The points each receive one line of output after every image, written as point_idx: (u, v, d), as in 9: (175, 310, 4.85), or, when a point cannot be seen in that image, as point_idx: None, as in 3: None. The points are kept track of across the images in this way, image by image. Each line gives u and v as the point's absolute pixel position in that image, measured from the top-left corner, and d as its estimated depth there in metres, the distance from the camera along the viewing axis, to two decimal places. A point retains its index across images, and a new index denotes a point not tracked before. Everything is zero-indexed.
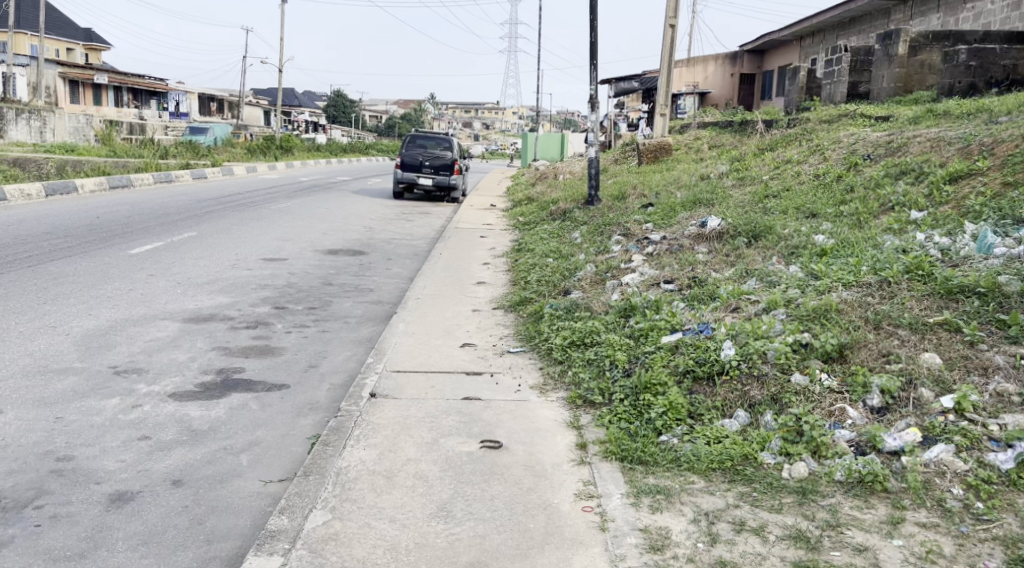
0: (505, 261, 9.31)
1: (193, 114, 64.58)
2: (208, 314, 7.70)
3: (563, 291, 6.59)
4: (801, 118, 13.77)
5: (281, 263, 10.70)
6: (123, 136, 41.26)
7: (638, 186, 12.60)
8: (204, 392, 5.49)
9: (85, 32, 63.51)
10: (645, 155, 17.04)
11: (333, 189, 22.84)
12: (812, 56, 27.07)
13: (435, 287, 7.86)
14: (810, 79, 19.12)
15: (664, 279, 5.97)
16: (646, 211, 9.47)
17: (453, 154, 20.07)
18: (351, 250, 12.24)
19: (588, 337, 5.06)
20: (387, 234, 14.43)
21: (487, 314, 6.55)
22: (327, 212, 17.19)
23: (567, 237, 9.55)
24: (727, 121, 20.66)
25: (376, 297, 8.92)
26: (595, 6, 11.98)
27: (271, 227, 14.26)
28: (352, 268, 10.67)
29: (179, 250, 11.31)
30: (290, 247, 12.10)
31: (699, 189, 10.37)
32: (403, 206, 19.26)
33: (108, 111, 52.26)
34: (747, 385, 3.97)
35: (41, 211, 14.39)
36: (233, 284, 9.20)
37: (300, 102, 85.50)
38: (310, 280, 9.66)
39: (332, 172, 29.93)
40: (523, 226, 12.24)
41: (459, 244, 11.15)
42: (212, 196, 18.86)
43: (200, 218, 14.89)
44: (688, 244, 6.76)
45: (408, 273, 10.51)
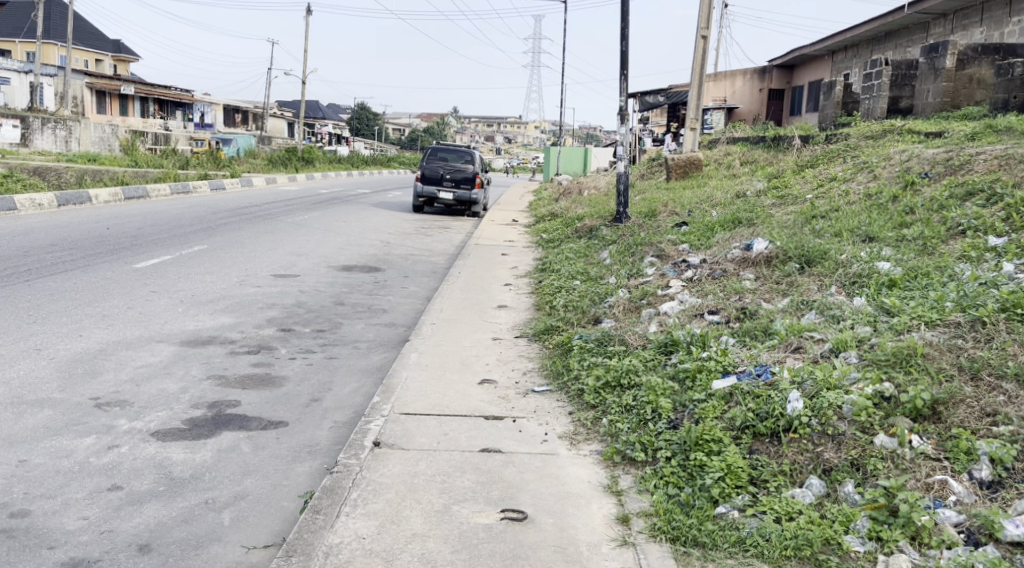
0: (528, 282, 8.70)
1: (218, 125, 64.76)
2: (207, 337, 7.14)
3: (594, 319, 5.97)
4: (841, 133, 13.12)
5: (291, 280, 10.15)
6: (147, 146, 41.23)
7: (669, 204, 11.98)
8: (190, 430, 4.91)
9: (114, 44, 64.06)
10: (674, 170, 16.42)
11: (353, 202, 22.37)
12: (844, 71, 26.36)
13: (452, 310, 7.26)
14: (847, 94, 18.41)
15: (708, 310, 5.35)
16: (681, 231, 8.84)
17: (475, 167, 19.55)
18: (366, 266, 11.69)
19: (624, 378, 4.43)
20: (405, 250, 13.89)
21: (509, 343, 5.94)
22: (345, 225, 16.68)
23: (595, 256, 8.93)
24: (759, 136, 19.97)
25: (390, 319, 8.34)
26: (626, 14, 11.40)
27: (284, 240, 13.74)
28: (366, 286, 10.10)
29: (186, 264, 10.80)
30: (302, 262, 11.56)
31: (736, 208, 9.72)
32: (422, 220, 18.73)
33: (134, 121, 52.41)
34: (820, 446, 3.32)
35: (51, 221, 13.98)
36: (239, 303, 8.65)
37: (324, 115, 85.67)
38: (321, 299, 9.10)
39: (353, 185, 29.56)
40: (548, 243, 11.64)
41: (479, 261, 10.56)
42: (228, 208, 18.41)
43: (213, 230, 14.42)
44: (732, 269, 6.13)
45: (425, 292, 9.93)
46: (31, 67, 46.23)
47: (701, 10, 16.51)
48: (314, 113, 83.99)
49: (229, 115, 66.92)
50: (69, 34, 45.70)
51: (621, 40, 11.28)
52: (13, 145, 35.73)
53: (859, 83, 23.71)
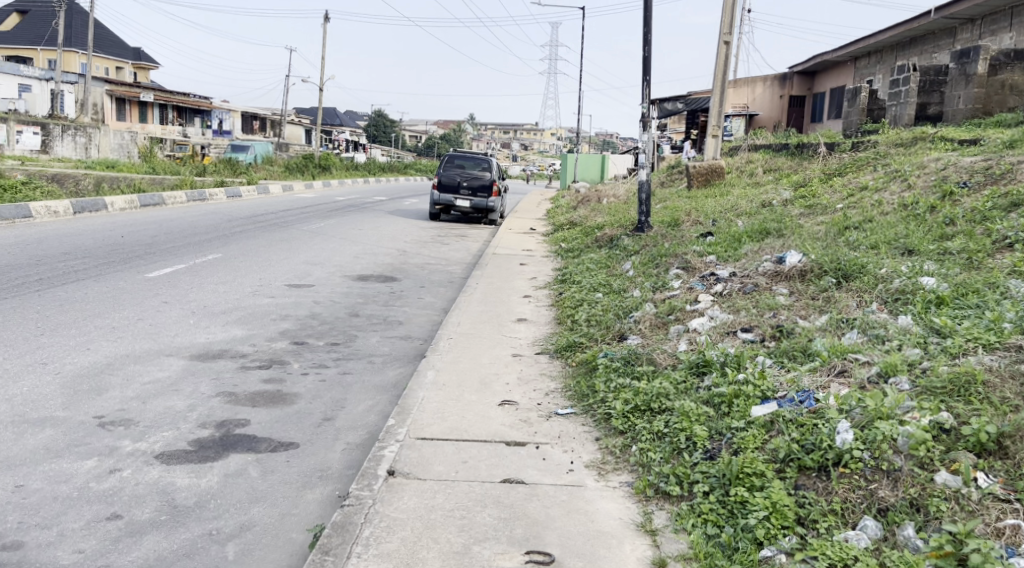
0: (548, 294, 8.45)
1: (236, 132, 64.99)
2: (218, 350, 6.93)
3: (619, 335, 5.71)
4: (869, 141, 12.81)
5: (305, 290, 9.95)
6: (166, 153, 41.34)
7: (692, 213, 11.70)
8: (197, 452, 4.68)
9: (135, 51, 64.50)
10: (696, 178, 16.15)
11: (369, 210, 22.20)
12: (867, 78, 25.99)
13: (471, 323, 7.03)
14: (872, 101, 18.07)
15: (740, 327, 5.10)
16: (707, 241, 8.57)
17: (492, 174, 19.32)
18: (382, 275, 11.47)
19: (654, 401, 4.17)
20: (422, 258, 13.66)
21: (530, 360, 5.68)
22: (361, 233, 16.49)
23: (617, 267, 8.66)
24: (781, 143, 19.64)
25: (406, 331, 8.10)
26: (649, 19, 11.16)
27: (299, 249, 13.54)
28: (382, 297, 9.87)
29: (199, 274, 10.61)
30: (317, 271, 11.35)
31: (763, 218, 9.44)
32: (439, 228, 18.51)
33: (153, 129, 52.63)
34: (874, 483, 3.04)
35: (65, 229, 13.85)
36: (252, 314, 8.45)
37: (342, 122, 85.89)
38: (336, 311, 8.88)
39: (370, 192, 29.41)
40: (567, 253, 11.39)
41: (497, 271, 10.32)
42: (243, 216, 18.27)
43: (228, 238, 14.25)
44: (764, 283, 5.86)
45: (442, 303, 9.71)
46: (52, 75, 46.49)
47: (723, 15, 16.24)
48: (332, 120, 84.15)
49: (248, 122, 67.20)
50: (89, 41, 45.94)
51: (643, 45, 11.02)
52: (33, 151, 35.87)
53: (883, 90, 23.35)
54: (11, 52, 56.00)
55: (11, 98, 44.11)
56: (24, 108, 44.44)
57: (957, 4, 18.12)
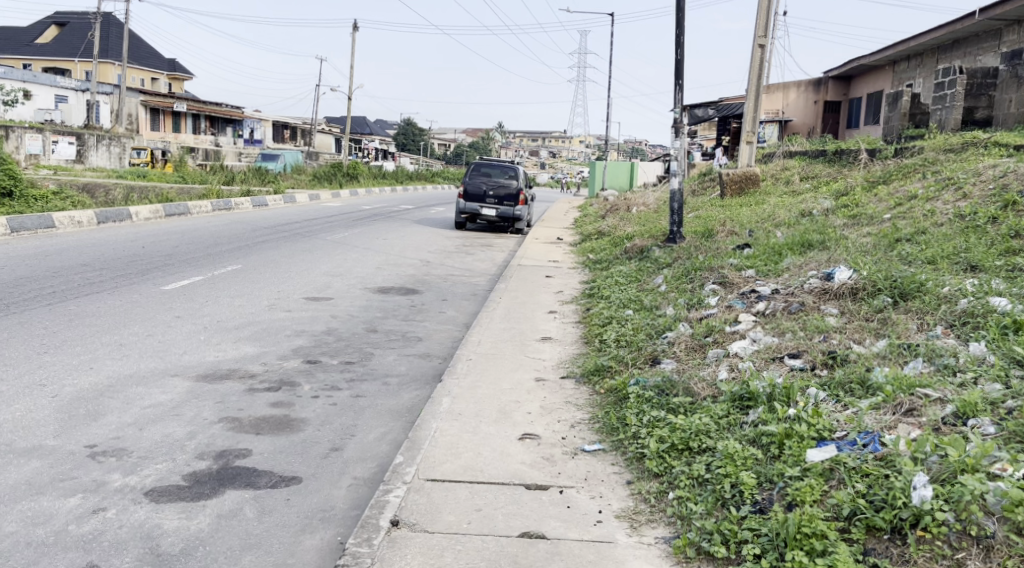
0: (575, 309, 8.01)
1: (267, 141, 65.39)
2: (227, 370, 6.53)
3: (652, 359, 5.28)
4: (914, 147, 12.27)
5: (324, 303, 9.58)
6: (197, 163, 41.53)
7: (726, 223, 11.22)
8: (191, 488, 4.29)
9: (169, 62, 65.20)
10: (729, 186, 15.63)
11: (395, 219, 21.90)
12: (907, 82, 25.30)
13: (493, 341, 6.62)
14: (914, 105, 17.46)
15: (786, 353, 4.66)
16: (744, 254, 8.10)
17: (519, 183, 18.92)
18: (403, 288, 11.08)
19: (694, 439, 3.73)
20: (445, 270, 13.28)
21: (555, 386, 5.25)
22: (385, 243, 16.16)
23: (648, 281, 8.20)
24: (818, 150, 19.06)
25: (425, 349, 7.69)
26: (681, 20, 10.72)
27: (321, 260, 13.20)
28: (402, 311, 9.47)
29: (218, 285, 10.24)
30: (337, 284, 10.98)
31: (804, 230, 8.95)
32: (465, 237, 18.13)
33: (186, 138, 53.02)
34: (961, 552, 2.58)
35: (86, 240, 13.46)
36: (266, 329, 8.06)
37: (371, 131, 86.22)
38: (353, 326, 8.49)
39: (397, 201, 29.10)
40: (596, 264, 10.94)
41: (522, 284, 9.90)
42: (268, 225, 18.00)
43: (250, 249, 13.94)
44: (812, 303, 5.40)
45: (465, 318, 9.30)
46: (87, 85, 46.93)
47: (759, 17, 15.75)
48: (361, 129, 84.39)
49: (278, 131, 67.61)
50: (124, 52, 46.31)
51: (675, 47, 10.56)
52: (69, 161, 36.16)
53: (925, 94, 22.67)
54: (49, 63, 56.76)
55: (48, 108, 44.58)
56: (60, 118, 44.89)
57: (1003, 4, 17.45)
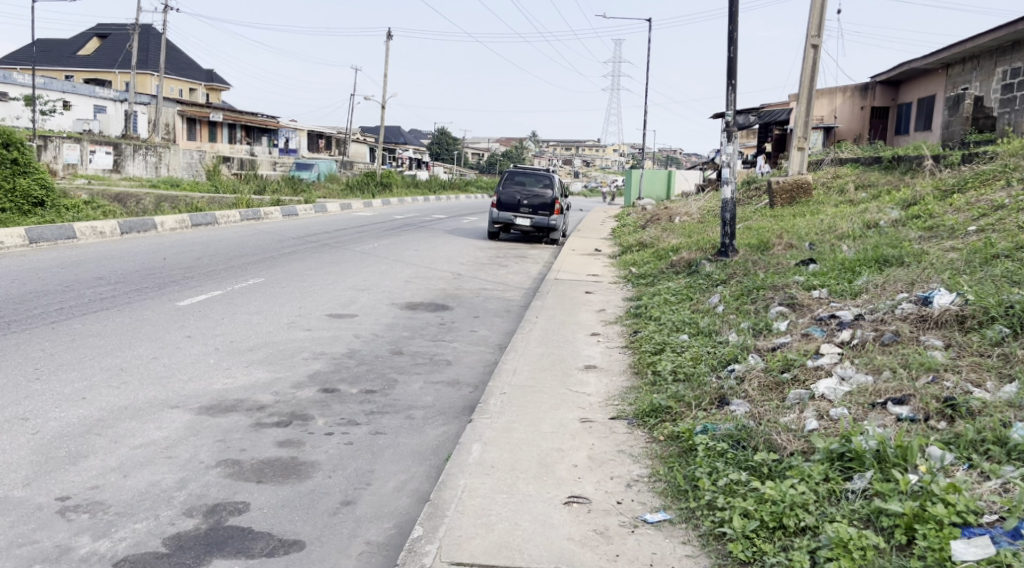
0: (621, 331, 7.26)
1: (303, 151, 65.53)
2: (234, 399, 5.82)
3: (720, 400, 4.52)
4: (988, 153, 11.52)
5: (347, 321, 8.87)
6: (233, 172, 41.42)
7: (783, 234, 10.45)
8: (170, 558, 3.59)
9: (207, 73, 65.57)
10: (779, 195, 14.77)
11: (426, 229, 21.26)
12: (961, 86, 24.31)
13: (531, 369, 5.87)
14: (978, 110, 16.85)
15: (888, 398, 3.90)
16: (812, 271, 7.34)
17: (554, 192, 18.16)
18: (433, 304, 10.36)
19: (789, 516, 3.00)
20: (477, 283, 12.55)
21: (604, 429, 4.50)
22: (416, 255, 15.48)
23: (703, 299, 7.42)
24: (871, 157, 18.19)
25: (455, 376, 6.94)
26: (734, 15, 9.93)
27: (348, 272, 12.52)
28: (431, 331, 8.73)
29: (237, 300, 9.56)
30: (363, 299, 10.27)
31: (875, 245, 8.14)
32: (498, 248, 17.40)
33: (221, 147, 53.09)
34: None
35: (107, 250, 12.69)
36: (282, 350, 7.34)
37: (405, 140, 86.24)
38: (377, 348, 7.76)
39: (429, 210, 28.43)
40: (640, 279, 10.18)
41: (561, 301, 9.15)
42: (297, 236, 17.36)
43: (276, 260, 13.29)
44: (910, 333, 4.62)
45: (499, 338, 8.58)
46: (125, 96, 47.06)
47: (812, 17, 14.93)
48: (394, 139, 84.41)
49: (313, 141, 67.82)
50: (162, 61, 46.40)
51: (728, 45, 9.75)
52: (105, 170, 36.14)
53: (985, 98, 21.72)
54: (89, 74, 57.19)
55: (87, 118, 44.73)
56: (99, 128, 45.01)
57: None
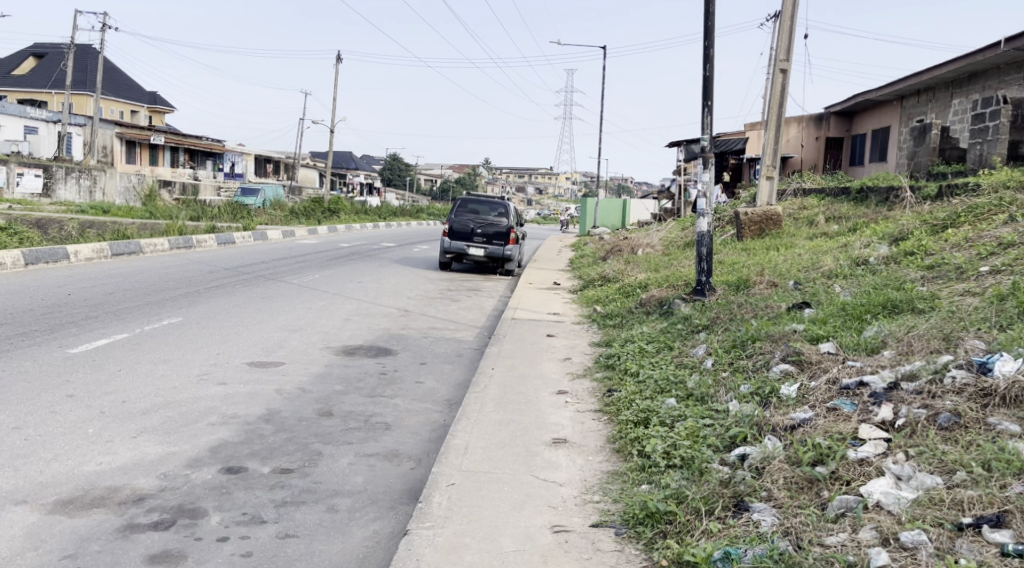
0: (592, 389, 6.17)
1: (249, 175, 63.76)
2: (106, 486, 4.56)
3: (738, 507, 3.43)
4: (972, 184, 10.87)
5: (271, 372, 7.61)
6: (172, 196, 39.61)
7: (763, 271, 9.54)
8: None
9: (150, 95, 63.50)
10: (748, 226, 13.94)
11: (373, 258, 19.99)
12: (917, 118, 24.13)
13: (488, 446, 4.72)
14: (945, 140, 16.39)
15: (978, 517, 2.87)
16: (810, 318, 6.37)
17: (510, 220, 17.10)
18: (374, 348, 9.12)
19: None
20: (426, 321, 11.37)
21: (585, 544, 3.39)
22: (360, 288, 14.25)
23: (686, 351, 6.39)
24: (836, 187, 17.59)
25: (393, 446, 5.74)
26: (709, 30, 9.06)
27: (281, 310, 11.23)
28: (370, 383, 7.52)
29: (143, 344, 8.20)
30: (293, 343, 8.99)
31: (874, 287, 7.23)
32: (450, 280, 16.23)
33: (163, 171, 51.11)
34: None
35: (6, 284, 11.19)
36: (184, 414, 6.06)
37: (356, 166, 84.90)
38: (303, 408, 6.52)
39: (377, 237, 27.15)
40: (607, 320, 9.14)
41: (520, 346, 8.04)
42: (228, 266, 15.95)
43: (200, 295, 11.89)
44: (977, 414, 3.60)
45: (450, 391, 7.43)
46: (59, 116, 44.87)
47: (780, 39, 14.24)
48: (344, 164, 82.93)
49: (260, 165, 66.13)
50: (98, 80, 44.34)
51: (704, 62, 8.84)
52: (34, 194, 33.95)
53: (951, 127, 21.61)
54: (22, 93, 54.65)
55: (17, 139, 42.45)
56: (30, 149, 42.77)
57: None
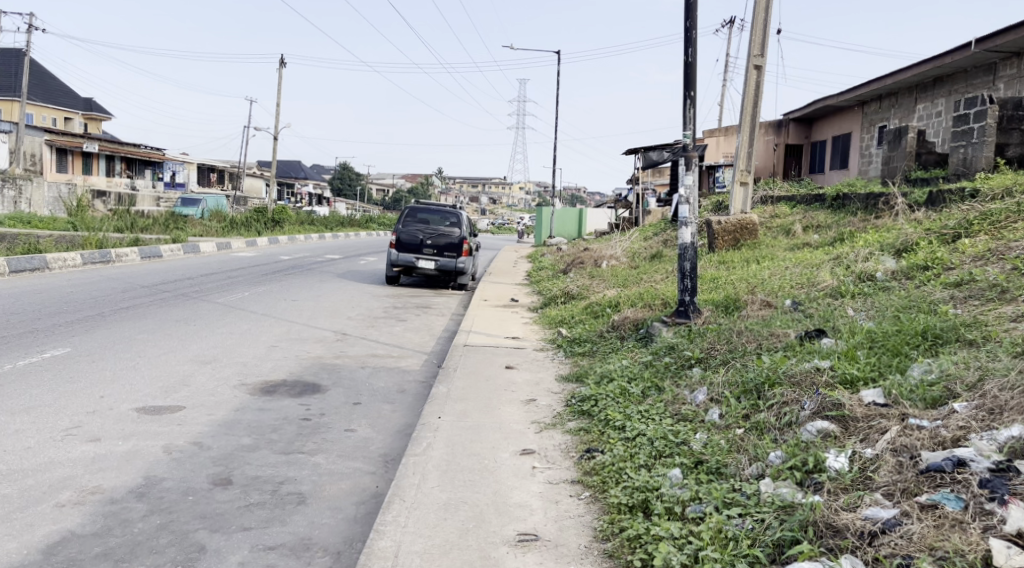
0: (565, 447, 4.82)
1: (192, 185, 61.45)
2: None
3: None
4: (973, 190, 9.87)
5: (163, 421, 6.12)
6: (104, 207, 37.34)
7: (753, 288, 8.35)
8: None
9: (86, 102, 60.77)
10: (721, 236, 12.78)
11: (314, 272, 18.46)
12: (880, 124, 23.40)
13: (427, 552, 3.38)
14: (921, 144, 15.46)
15: None
16: (833, 352, 5.12)
17: (462, 231, 15.72)
18: (300, 384, 7.67)
19: None
20: (367, 346, 9.96)
21: None
22: (297, 307, 12.77)
23: (681, 396, 5.07)
24: (809, 193, 16.62)
25: (305, 532, 4.34)
26: (689, 8, 7.86)
27: (196, 336, 9.69)
28: (288, 434, 6.07)
29: (7, 386, 6.64)
30: (200, 380, 7.50)
31: (896, 309, 6.05)
32: (397, 296, 14.80)
33: (98, 181, 48.62)
34: None
35: None
36: (26, 491, 4.58)
37: (306, 175, 82.80)
38: (193, 474, 5.07)
39: (322, 250, 25.50)
40: (576, 349, 7.83)
41: (473, 383, 6.65)
42: (146, 283, 14.25)
43: (102, 318, 10.27)
44: None
45: (388, 442, 6.04)
46: None
47: (754, 32, 13.16)
48: (293, 173, 80.87)
49: (205, 175, 63.83)
50: (25, 86, 41.85)
51: (685, 46, 7.62)
52: None
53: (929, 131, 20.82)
54: None
55: None
56: None
57: (1003, 34, 16.80)
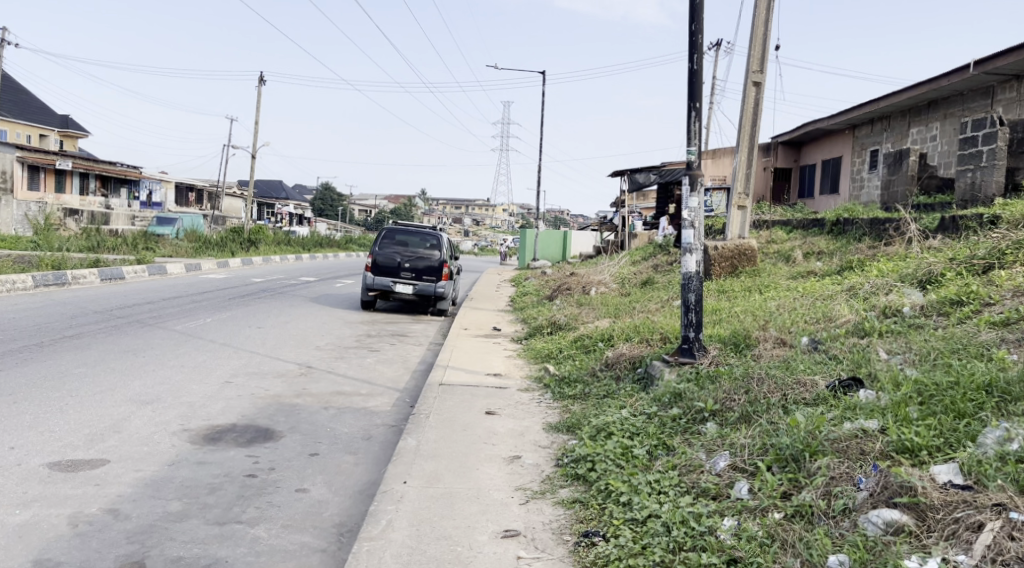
0: (558, 527, 3.91)
1: (169, 205, 60.23)
2: None
3: None
4: (994, 216, 9.13)
5: (78, 480, 5.15)
6: (74, 225, 36.13)
7: (762, 321, 7.52)
8: None
9: (61, 118, 59.48)
10: (718, 262, 11.97)
11: (284, 295, 17.49)
12: (872, 148, 22.80)
13: None
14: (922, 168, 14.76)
15: None
16: (878, 407, 4.25)
17: (443, 254, 14.84)
18: (251, 429, 6.72)
19: None
20: (333, 380, 9.03)
21: None
22: (261, 335, 11.81)
23: (699, 461, 4.19)
24: (805, 218, 15.91)
25: None
26: (695, 10, 7.06)
27: (142, 369, 8.70)
28: (228, 496, 5.12)
29: None
30: (136, 424, 6.53)
31: (938, 352, 5.22)
32: (371, 323, 13.87)
33: (71, 199, 47.33)
34: None
35: None
36: None
37: (287, 195, 81.74)
38: (99, 557, 4.12)
39: (298, 271, 24.52)
40: (565, 390, 6.93)
41: (447, 434, 5.69)
42: (99, 307, 13.22)
43: (38, 349, 9.26)
44: None
45: (346, 507, 5.10)
46: None
47: (753, 46, 12.41)
48: (274, 193, 79.81)
49: (182, 194, 62.61)
50: None
51: (691, 52, 6.81)
52: None
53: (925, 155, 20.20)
54: None
55: None
56: None
57: (1002, 56, 16.18)
